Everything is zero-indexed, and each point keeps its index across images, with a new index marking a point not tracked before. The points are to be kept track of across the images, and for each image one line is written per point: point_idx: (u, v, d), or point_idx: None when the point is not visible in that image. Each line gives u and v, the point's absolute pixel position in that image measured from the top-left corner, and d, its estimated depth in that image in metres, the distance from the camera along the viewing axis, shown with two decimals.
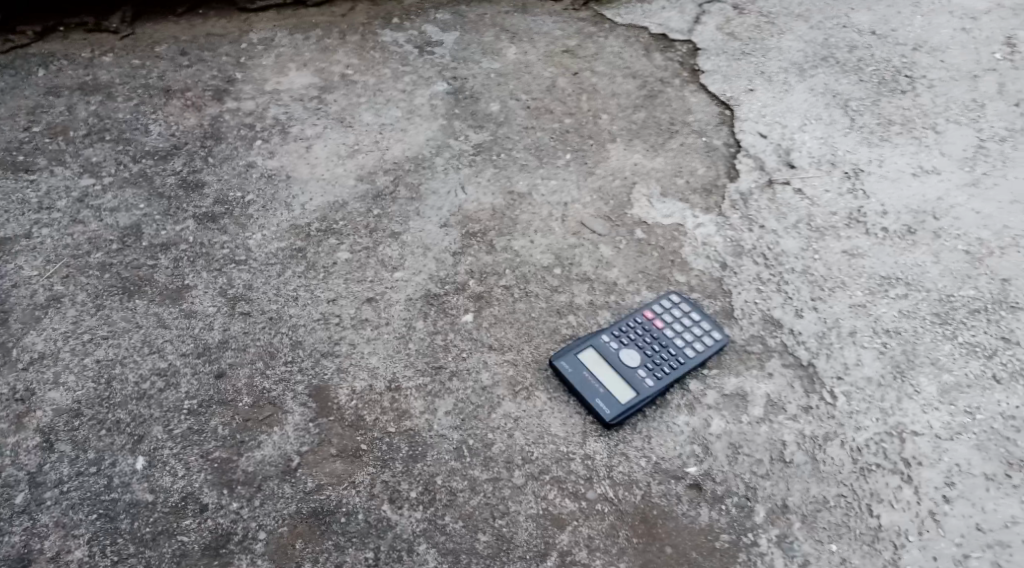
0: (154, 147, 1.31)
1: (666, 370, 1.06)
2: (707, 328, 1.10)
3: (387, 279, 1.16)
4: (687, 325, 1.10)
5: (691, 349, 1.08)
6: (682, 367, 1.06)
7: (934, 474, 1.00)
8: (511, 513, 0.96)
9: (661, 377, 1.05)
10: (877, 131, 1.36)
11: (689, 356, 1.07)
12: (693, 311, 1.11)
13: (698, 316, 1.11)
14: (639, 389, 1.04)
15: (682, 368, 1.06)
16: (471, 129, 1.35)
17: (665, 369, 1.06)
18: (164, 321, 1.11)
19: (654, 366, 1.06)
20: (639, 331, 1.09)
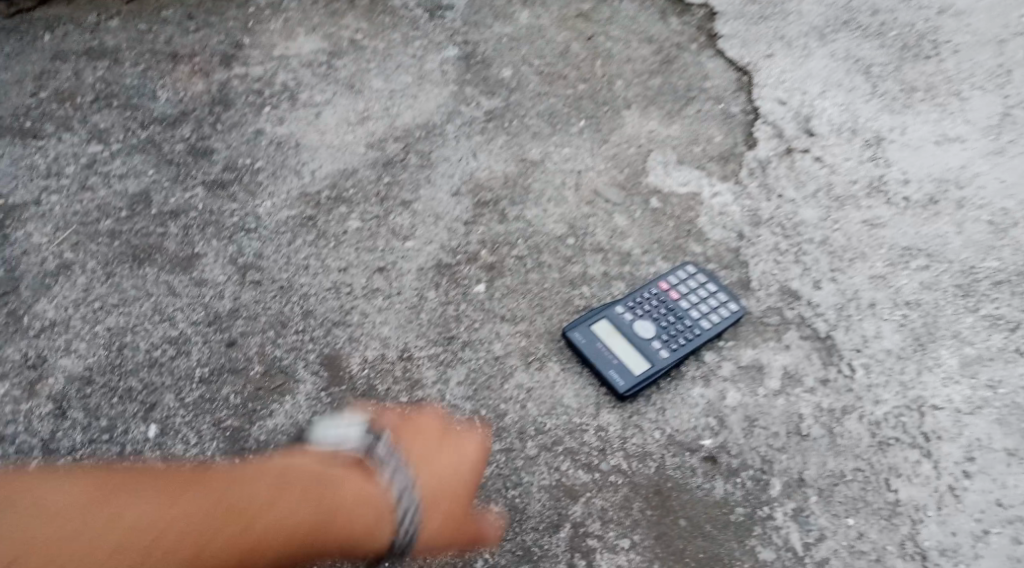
0: (162, 114, 1.29)
1: (682, 341, 1.04)
2: (723, 300, 1.08)
3: (398, 249, 1.14)
4: (703, 296, 1.08)
5: (707, 321, 1.06)
6: (697, 339, 1.05)
7: (954, 449, 0.98)
8: (524, 484, 0.95)
9: (676, 349, 1.04)
10: (899, 98, 1.33)
11: (704, 328, 1.05)
12: (709, 283, 1.09)
13: (714, 287, 1.09)
14: (654, 361, 1.02)
15: (698, 340, 1.05)
16: (483, 95, 1.33)
17: (680, 341, 1.05)
18: (174, 289, 1.09)
19: (668, 338, 1.05)
20: (653, 303, 1.08)
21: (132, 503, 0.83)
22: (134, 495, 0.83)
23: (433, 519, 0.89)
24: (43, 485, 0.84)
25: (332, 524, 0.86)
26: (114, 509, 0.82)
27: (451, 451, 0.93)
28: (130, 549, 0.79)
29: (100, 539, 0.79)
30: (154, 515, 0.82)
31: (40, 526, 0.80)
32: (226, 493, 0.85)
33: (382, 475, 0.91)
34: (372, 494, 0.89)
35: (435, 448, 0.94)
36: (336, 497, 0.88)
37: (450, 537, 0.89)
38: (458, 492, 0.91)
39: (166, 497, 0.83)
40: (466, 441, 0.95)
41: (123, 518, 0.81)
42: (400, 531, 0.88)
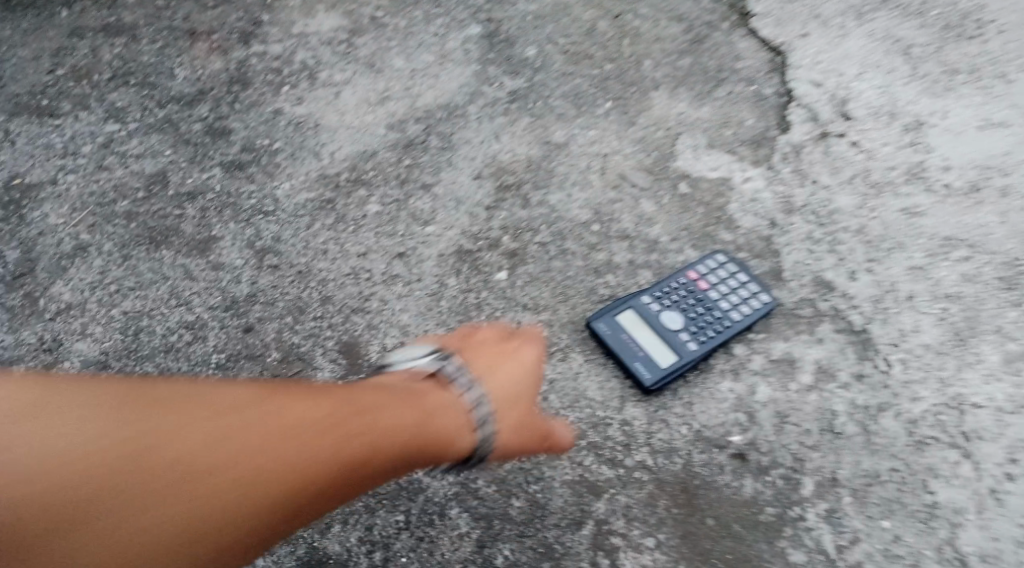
0: (179, 92, 1.25)
1: (710, 334, 1.01)
2: (754, 290, 1.04)
3: (418, 234, 1.11)
4: (734, 287, 1.04)
5: (737, 312, 1.02)
6: (726, 331, 1.01)
7: (996, 450, 0.94)
8: (546, 479, 0.92)
9: (705, 342, 1.00)
10: (940, 80, 1.25)
11: (734, 320, 1.02)
12: (740, 272, 1.05)
13: (745, 277, 1.05)
14: (681, 354, 0.99)
15: (727, 332, 1.01)
16: (507, 75, 1.28)
17: (709, 334, 1.01)
18: (191, 272, 1.06)
19: (697, 330, 1.02)
20: (681, 293, 1.04)
21: (214, 419, 0.78)
22: (212, 410, 0.79)
23: (508, 424, 0.90)
24: (110, 399, 0.78)
25: (415, 433, 0.84)
26: (196, 425, 0.77)
27: (511, 359, 0.95)
28: (225, 467, 0.76)
29: (191, 456, 0.75)
30: (239, 429, 0.77)
31: (122, 440, 0.75)
32: (308, 406, 0.81)
33: (451, 385, 0.90)
34: (445, 403, 0.88)
35: (497, 357, 0.94)
36: (415, 408, 0.86)
37: (524, 443, 0.91)
38: (525, 401, 0.93)
39: (247, 414, 0.79)
40: (520, 348, 0.96)
41: (209, 434, 0.77)
42: (481, 439, 0.88)
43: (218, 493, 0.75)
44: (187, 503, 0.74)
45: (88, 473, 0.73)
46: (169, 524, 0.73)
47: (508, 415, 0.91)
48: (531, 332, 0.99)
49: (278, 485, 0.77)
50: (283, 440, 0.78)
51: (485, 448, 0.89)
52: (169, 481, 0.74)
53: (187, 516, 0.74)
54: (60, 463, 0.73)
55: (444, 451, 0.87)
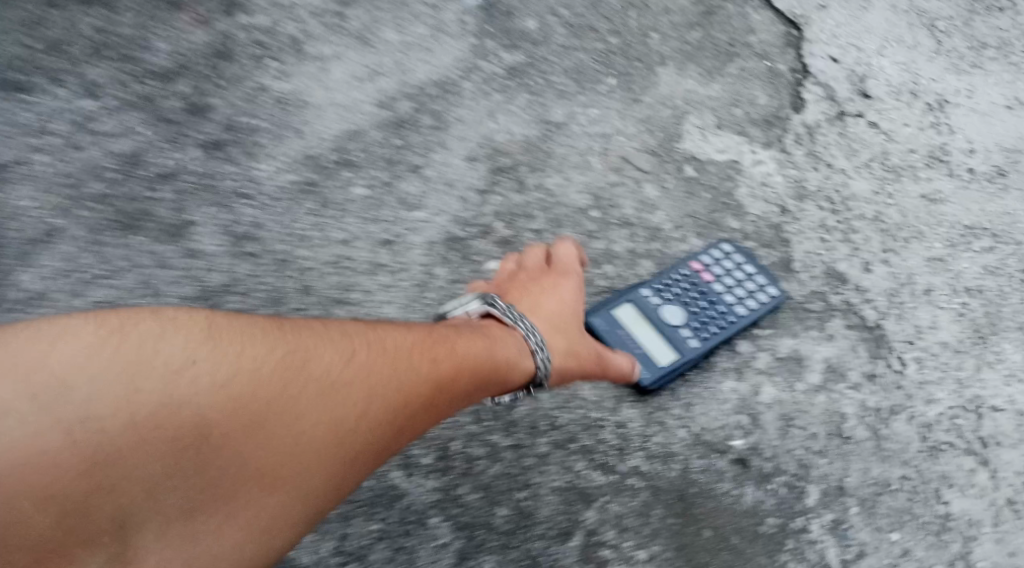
0: (158, 67, 1.18)
1: (714, 330, 0.95)
2: (761, 284, 0.98)
3: (406, 220, 1.05)
4: (740, 280, 0.98)
5: (743, 307, 0.96)
6: (731, 327, 0.95)
7: (1015, 457, 0.89)
8: (534, 486, 0.87)
9: (708, 338, 0.94)
10: (967, 56, 1.20)
11: (740, 315, 0.96)
12: (746, 264, 0.99)
13: (752, 269, 0.99)
14: (683, 351, 0.93)
15: (732, 329, 0.95)
16: (505, 49, 1.21)
17: (712, 330, 0.95)
18: (164, 260, 1.02)
19: (700, 326, 0.95)
20: (685, 286, 0.98)
21: (310, 352, 0.70)
22: (309, 342, 0.71)
23: (562, 348, 0.87)
24: (204, 326, 0.68)
25: (487, 363, 0.80)
26: (293, 358, 0.69)
27: (553, 287, 0.92)
28: (322, 404, 0.69)
29: (292, 390, 0.68)
30: (339, 364, 0.71)
31: (223, 375, 0.66)
32: (400, 343, 0.75)
33: (499, 315, 0.86)
34: (500, 332, 0.85)
35: (539, 289, 0.92)
36: (486, 344, 0.81)
37: (580, 367, 0.87)
38: (575, 327, 0.90)
39: (344, 348, 0.72)
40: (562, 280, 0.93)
41: (308, 369, 0.69)
42: (540, 362, 0.84)
43: (321, 434, 0.68)
44: (288, 443, 0.67)
45: (189, 411, 0.64)
46: (272, 463, 0.66)
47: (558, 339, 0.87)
48: (570, 253, 0.96)
49: (378, 424, 0.71)
50: (381, 378, 0.72)
51: (545, 371, 0.84)
52: (265, 423, 0.66)
53: (289, 459, 0.66)
54: (153, 401, 0.63)
55: (509, 382, 0.83)
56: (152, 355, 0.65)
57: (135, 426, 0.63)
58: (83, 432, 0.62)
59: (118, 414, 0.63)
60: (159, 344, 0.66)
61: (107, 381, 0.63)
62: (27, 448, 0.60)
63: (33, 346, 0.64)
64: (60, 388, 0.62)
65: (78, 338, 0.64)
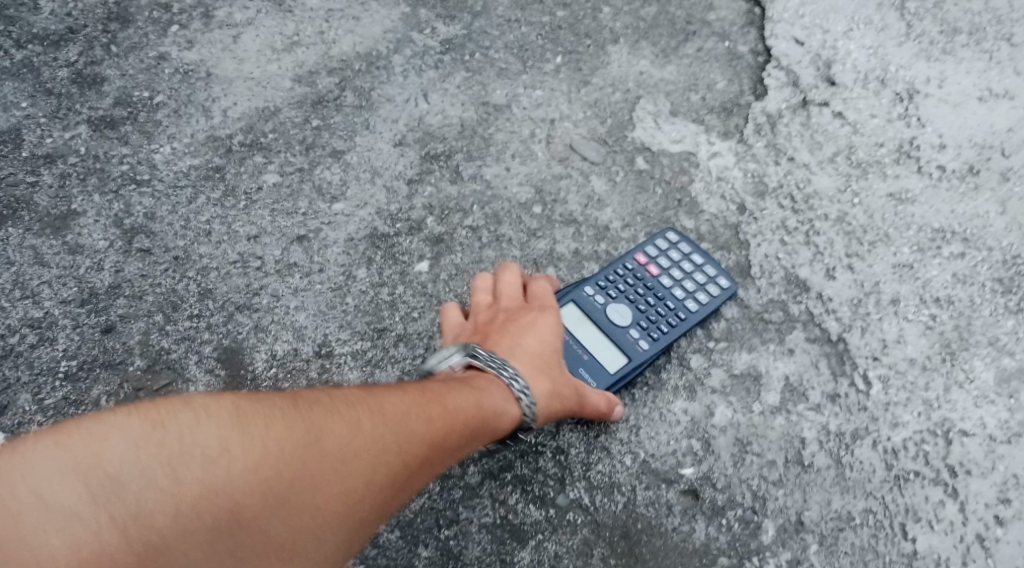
0: (44, 29, 1.04)
1: (663, 330, 0.86)
2: (711, 274, 0.89)
3: (324, 212, 0.94)
4: (689, 271, 0.89)
5: (693, 302, 0.87)
6: (682, 325, 0.86)
7: (985, 487, 0.82)
8: (461, 522, 0.78)
9: (657, 339, 0.85)
10: (938, 41, 1.08)
11: (691, 311, 0.87)
12: (694, 253, 0.90)
13: (701, 258, 0.90)
14: (630, 357, 0.84)
15: (683, 326, 0.86)
16: (440, 20, 1.08)
17: (662, 329, 0.86)
18: (41, 256, 0.89)
19: (648, 325, 0.86)
20: (630, 283, 0.89)
21: (325, 418, 0.63)
22: (323, 408, 0.64)
23: (549, 390, 0.76)
24: (218, 405, 0.62)
25: (485, 416, 0.71)
26: (310, 426, 0.62)
27: (531, 324, 0.81)
28: (344, 471, 0.62)
29: (312, 460, 0.61)
30: (356, 427, 0.64)
31: (244, 455, 0.60)
32: (414, 398, 0.68)
33: (480, 362, 0.75)
34: (485, 380, 0.74)
35: (517, 327, 0.81)
36: (483, 393, 0.72)
37: (566, 409, 0.77)
38: (559, 366, 0.79)
39: (359, 409, 0.65)
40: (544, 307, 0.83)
41: (323, 437, 0.62)
42: (525, 407, 0.73)
43: (342, 501, 0.62)
44: (311, 514, 0.61)
45: (219, 497, 0.58)
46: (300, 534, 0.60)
47: (546, 376, 0.77)
48: (545, 288, 0.85)
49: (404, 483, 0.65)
50: (400, 436, 0.65)
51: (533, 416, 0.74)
52: (288, 498, 0.60)
53: (316, 531, 0.61)
54: (181, 489, 0.58)
55: (500, 434, 0.73)
56: (178, 441, 0.59)
57: (167, 517, 0.57)
58: (117, 529, 0.56)
59: (149, 506, 0.57)
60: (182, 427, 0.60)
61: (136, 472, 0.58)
62: (62, 554, 0.54)
63: (58, 443, 0.58)
64: (88, 486, 0.57)
65: (100, 433, 0.59)
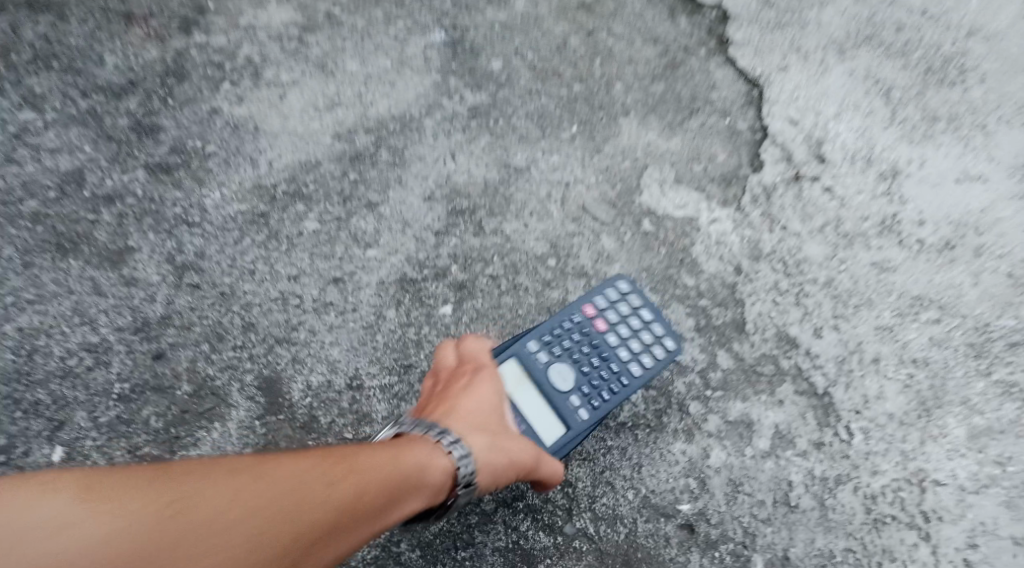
0: (107, 82, 1.13)
1: (607, 395, 0.91)
2: (659, 336, 0.94)
3: (358, 257, 1.03)
4: (637, 332, 0.95)
5: (639, 365, 0.93)
6: (626, 389, 0.92)
7: (956, 533, 0.90)
8: (476, 545, 0.86)
9: (600, 405, 0.91)
10: (920, 126, 1.18)
11: (636, 375, 0.93)
12: (643, 312, 0.96)
13: (649, 319, 0.95)
14: (574, 422, 0.90)
15: (627, 391, 0.92)
16: (468, 88, 1.18)
17: (606, 394, 0.92)
18: (100, 287, 0.98)
19: (596, 386, 0.92)
20: (578, 335, 0.95)
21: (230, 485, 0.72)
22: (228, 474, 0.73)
23: (483, 447, 0.82)
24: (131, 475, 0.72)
25: (407, 474, 0.76)
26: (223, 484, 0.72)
27: (465, 390, 0.86)
28: (221, 543, 0.69)
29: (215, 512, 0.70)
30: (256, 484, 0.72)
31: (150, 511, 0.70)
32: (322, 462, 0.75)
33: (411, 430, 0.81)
34: (411, 440, 0.79)
35: (452, 394, 0.86)
36: (397, 457, 0.77)
37: (506, 464, 0.82)
38: (495, 426, 0.85)
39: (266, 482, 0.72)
40: (476, 371, 0.88)
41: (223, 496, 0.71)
42: (458, 460, 0.79)
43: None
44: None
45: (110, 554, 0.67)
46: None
47: (477, 434, 0.82)
48: (479, 347, 0.91)
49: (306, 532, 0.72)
50: (288, 513, 0.71)
51: (467, 470, 0.79)
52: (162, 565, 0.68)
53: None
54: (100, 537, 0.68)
55: (433, 493, 0.78)
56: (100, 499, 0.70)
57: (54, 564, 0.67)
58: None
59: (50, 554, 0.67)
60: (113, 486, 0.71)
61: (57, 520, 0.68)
62: None
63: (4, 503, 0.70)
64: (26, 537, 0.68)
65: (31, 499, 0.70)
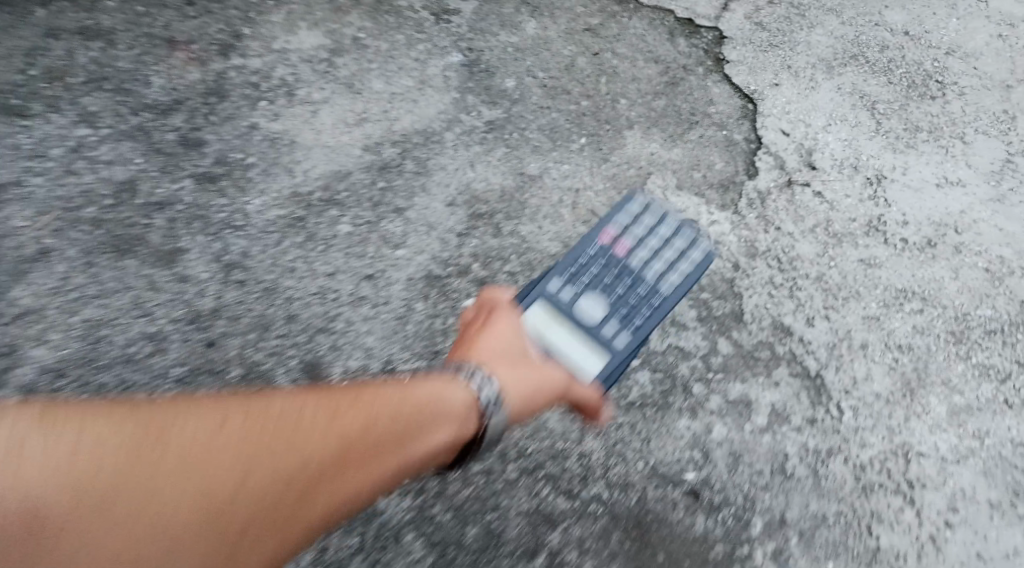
0: (154, 101, 1.24)
1: (648, 312, 0.97)
2: (687, 247, 1.01)
3: (388, 256, 1.12)
4: (665, 239, 1.02)
5: (674, 276, 0.99)
6: (666, 301, 0.97)
7: (938, 498, 0.98)
8: (503, 508, 0.94)
9: (644, 323, 0.96)
10: (903, 136, 1.29)
11: (673, 286, 0.98)
12: (663, 230, 1.02)
13: (671, 236, 1.02)
14: (622, 342, 0.94)
15: (668, 301, 0.97)
16: (485, 105, 1.28)
17: (647, 309, 0.97)
18: (155, 283, 1.07)
19: (636, 307, 0.97)
20: (606, 264, 1.00)
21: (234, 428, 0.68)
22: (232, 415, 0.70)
23: (508, 378, 0.79)
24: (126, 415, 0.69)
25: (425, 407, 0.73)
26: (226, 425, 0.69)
27: (485, 332, 0.85)
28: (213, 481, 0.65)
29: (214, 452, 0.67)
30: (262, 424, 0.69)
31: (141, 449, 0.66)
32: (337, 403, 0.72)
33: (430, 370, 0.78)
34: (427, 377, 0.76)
35: (473, 337, 0.85)
36: (407, 391, 0.74)
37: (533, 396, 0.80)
38: (519, 360, 0.82)
39: (266, 423, 0.69)
40: (497, 316, 0.87)
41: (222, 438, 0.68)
42: (479, 388, 0.76)
43: (203, 519, 0.64)
44: (164, 532, 0.64)
45: (98, 496, 0.64)
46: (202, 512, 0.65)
47: (500, 366, 0.80)
48: (499, 294, 0.91)
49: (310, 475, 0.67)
50: (291, 454, 0.67)
51: (490, 398, 0.76)
52: (152, 505, 0.64)
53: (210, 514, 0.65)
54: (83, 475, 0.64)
55: (454, 430, 0.74)
56: (77, 437, 0.66)
57: (29, 508, 0.63)
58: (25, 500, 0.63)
59: (31, 493, 0.63)
60: (96, 423, 0.67)
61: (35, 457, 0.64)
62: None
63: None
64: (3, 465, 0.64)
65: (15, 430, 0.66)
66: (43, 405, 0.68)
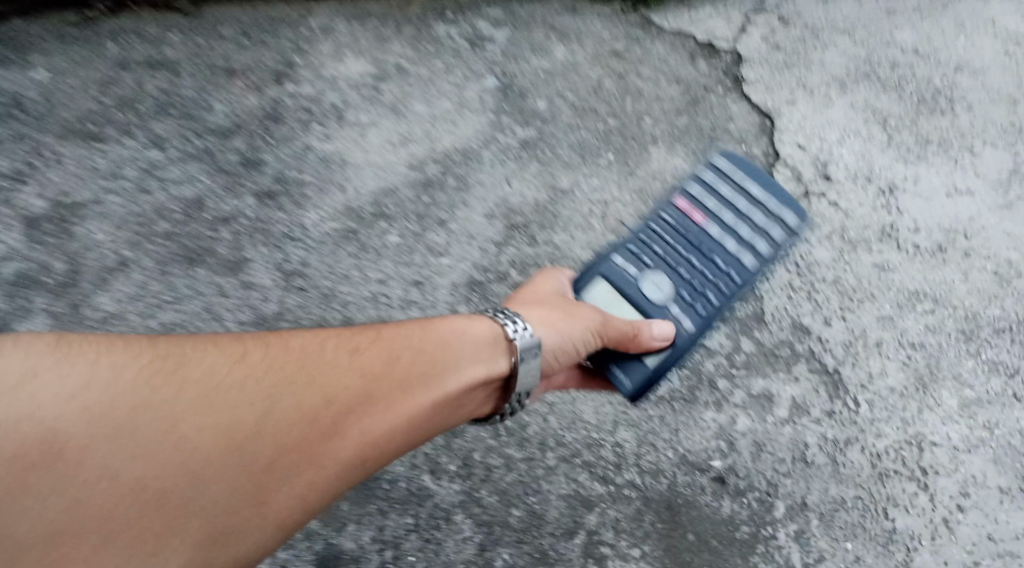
0: (216, 125, 1.34)
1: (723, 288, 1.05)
2: (767, 225, 1.08)
3: (434, 264, 1.22)
4: (745, 207, 1.09)
5: (753, 253, 1.06)
6: (742, 277, 1.05)
7: (950, 483, 1.06)
8: (544, 492, 1.03)
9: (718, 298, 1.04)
10: (913, 149, 1.37)
11: (751, 263, 1.05)
12: (743, 207, 1.09)
13: (751, 213, 1.09)
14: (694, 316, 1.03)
15: (743, 278, 1.05)
16: (519, 124, 1.38)
17: (723, 285, 1.05)
18: (223, 290, 1.18)
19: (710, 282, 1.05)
20: (684, 240, 1.09)
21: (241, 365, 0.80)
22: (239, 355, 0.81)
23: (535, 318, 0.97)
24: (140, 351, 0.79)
25: (419, 354, 0.87)
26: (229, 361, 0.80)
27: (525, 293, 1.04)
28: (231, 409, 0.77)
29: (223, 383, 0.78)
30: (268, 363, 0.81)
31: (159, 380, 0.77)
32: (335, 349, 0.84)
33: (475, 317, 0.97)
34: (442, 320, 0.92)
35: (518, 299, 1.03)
36: (397, 341, 0.87)
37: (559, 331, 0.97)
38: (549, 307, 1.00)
39: (270, 367, 0.80)
40: (537, 284, 1.05)
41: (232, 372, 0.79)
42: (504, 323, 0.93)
43: (217, 443, 0.75)
44: (182, 455, 0.74)
45: (121, 419, 0.74)
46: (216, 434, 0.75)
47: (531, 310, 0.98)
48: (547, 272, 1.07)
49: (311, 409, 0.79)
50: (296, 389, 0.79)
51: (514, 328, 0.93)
52: (173, 429, 0.74)
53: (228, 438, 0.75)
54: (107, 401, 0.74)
55: (448, 372, 0.88)
56: (97, 370, 0.76)
57: (53, 435, 0.72)
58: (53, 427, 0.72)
59: (59, 419, 0.73)
60: (109, 360, 0.77)
61: (53, 393, 0.73)
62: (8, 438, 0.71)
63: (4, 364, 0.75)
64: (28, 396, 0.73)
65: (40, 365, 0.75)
66: (60, 340, 0.78)
